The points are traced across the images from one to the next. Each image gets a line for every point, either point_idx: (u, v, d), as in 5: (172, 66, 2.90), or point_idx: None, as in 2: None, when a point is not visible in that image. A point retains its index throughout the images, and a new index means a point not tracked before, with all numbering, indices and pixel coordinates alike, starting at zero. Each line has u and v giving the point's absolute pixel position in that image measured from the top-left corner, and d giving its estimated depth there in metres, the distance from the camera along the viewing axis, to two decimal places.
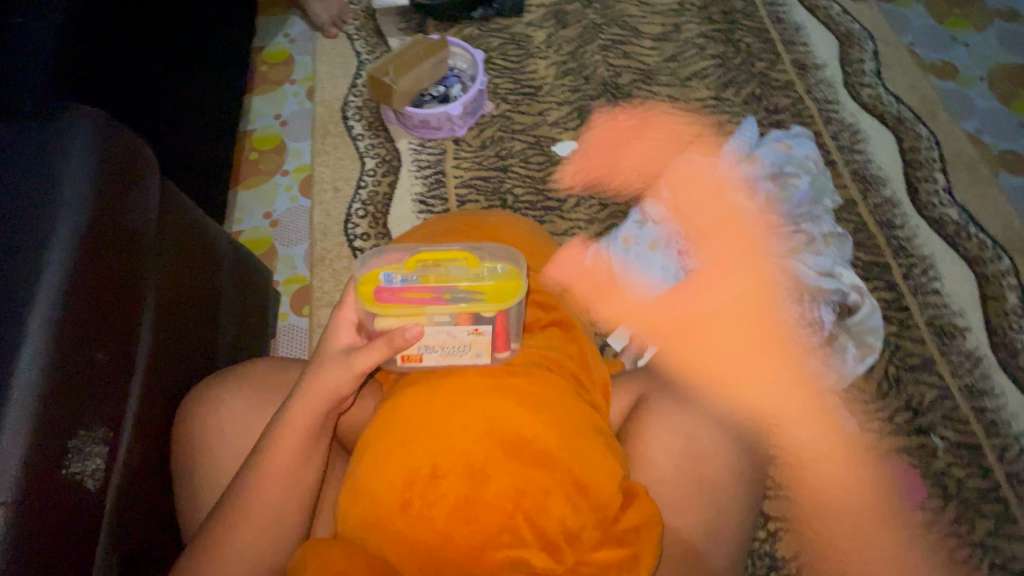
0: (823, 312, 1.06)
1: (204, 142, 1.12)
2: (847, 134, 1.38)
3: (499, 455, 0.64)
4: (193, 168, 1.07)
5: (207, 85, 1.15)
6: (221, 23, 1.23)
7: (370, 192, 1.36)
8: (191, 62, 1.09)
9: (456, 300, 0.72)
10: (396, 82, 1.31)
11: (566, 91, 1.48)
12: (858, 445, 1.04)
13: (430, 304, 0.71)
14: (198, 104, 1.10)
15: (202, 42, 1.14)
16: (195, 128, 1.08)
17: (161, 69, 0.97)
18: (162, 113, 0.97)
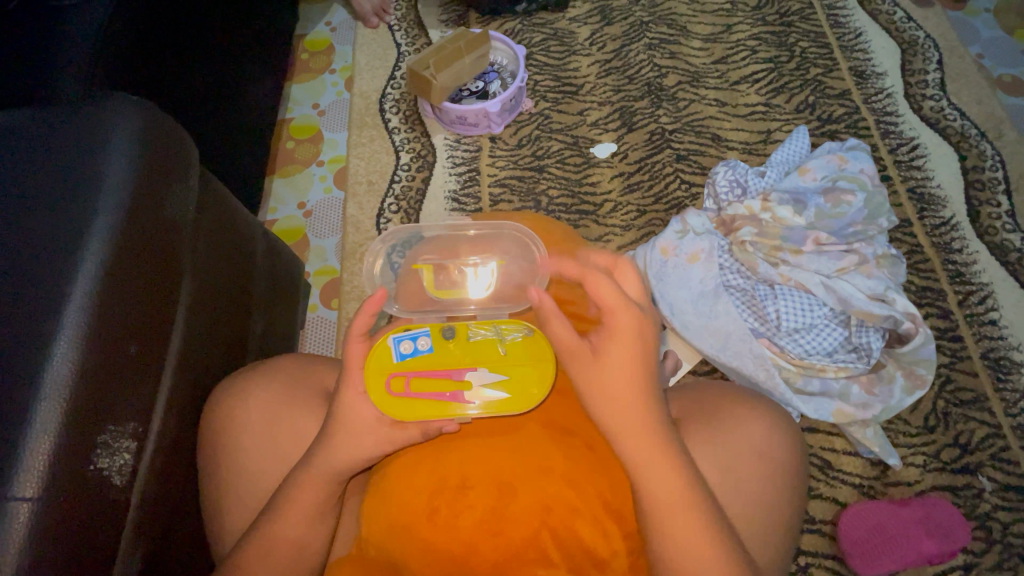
0: (872, 339, 1.00)
1: (244, 132, 1.11)
2: (905, 149, 1.30)
3: (528, 469, 0.67)
4: (232, 159, 1.07)
5: (249, 76, 1.14)
6: (265, 13, 1.22)
7: (404, 186, 1.35)
8: (233, 51, 1.08)
9: (477, 390, 0.66)
10: (436, 77, 1.27)
11: (608, 91, 1.43)
12: (892, 480, 1.02)
13: (449, 395, 0.66)
14: (239, 95, 1.10)
15: (246, 31, 1.13)
16: (235, 119, 1.08)
17: (204, 59, 0.97)
18: (204, 103, 0.96)
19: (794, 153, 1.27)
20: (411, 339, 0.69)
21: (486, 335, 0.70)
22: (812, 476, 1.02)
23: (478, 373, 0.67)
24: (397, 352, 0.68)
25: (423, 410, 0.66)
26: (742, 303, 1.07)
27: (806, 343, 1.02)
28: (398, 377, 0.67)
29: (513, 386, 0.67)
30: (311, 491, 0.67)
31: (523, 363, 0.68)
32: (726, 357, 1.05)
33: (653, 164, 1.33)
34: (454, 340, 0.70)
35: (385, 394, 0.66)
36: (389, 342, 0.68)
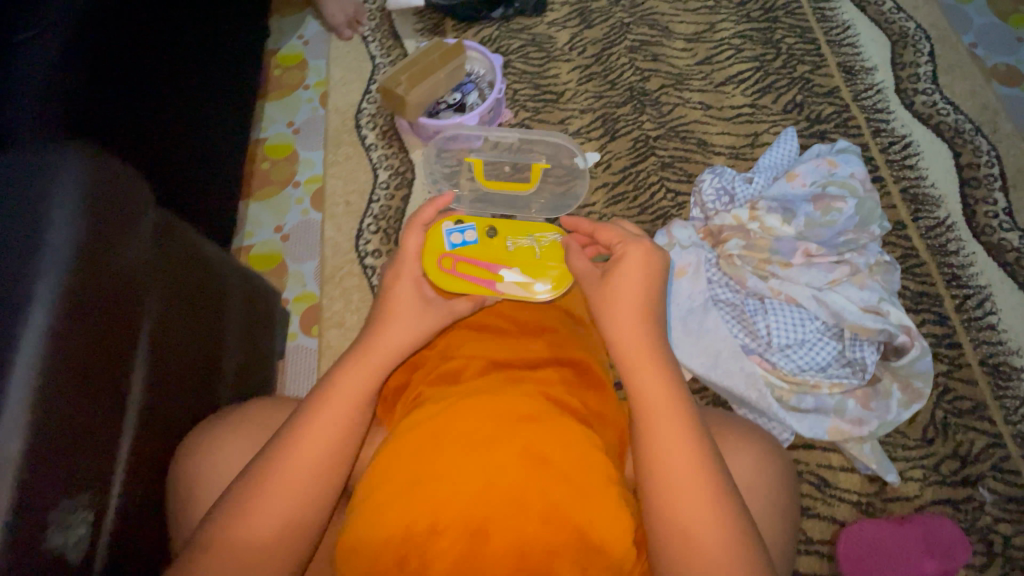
0: (866, 353, 0.97)
1: (209, 159, 1.07)
2: (898, 147, 1.26)
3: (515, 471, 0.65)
4: (198, 189, 1.03)
5: (213, 99, 1.10)
6: (228, 30, 1.17)
7: (383, 206, 1.31)
8: (195, 74, 1.03)
9: (509, 279, 0.90)
10: (409, 93, 1.23)
11: (590, 98, 1.40)
12: (892, 496, 0.99)
13: (487, 283, 0.89)
14: (203, 120, 1.05)
15: (207, 51, 1.08)
16: (199, 146, 1.04)
17: (166, 88, 0.93)
18: (166, 135, 0.92)
19: (783, 157, 1.23)
20: (460, 232, 0.93)
21: (522, 244, 0.94)
22: (809, 494, 1.00)
23: (511, 270, 0.90)
24: (449, 240, 0.92)
25: (466, 286, 0.88)
26: (731, 319, 1.04)
27: (799, 359, 0.99)
28: (448, 258, 0.90)
29: (537, 280, 0.90)
30: (309, 447, 0.68)
31: (546, 261, 0.92)
32: (718, 377, 1.00)
33: (638, 173, 1.29)
34: (494, 242, 0.95)
35: (437, 269, 0.88)
36: (443, 231, 0.92)
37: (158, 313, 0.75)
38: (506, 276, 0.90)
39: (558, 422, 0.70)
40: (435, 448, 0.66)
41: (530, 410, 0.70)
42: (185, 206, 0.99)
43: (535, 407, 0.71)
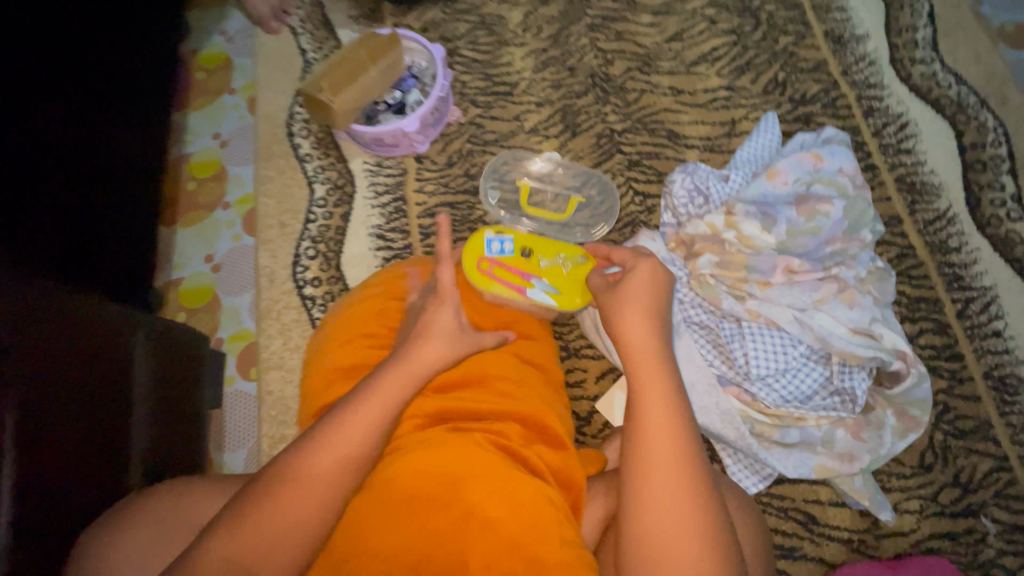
0: (856, 381, 0.87)
1: (119, 194, 0.94)
2: (893, 129, 1.12)
3: (493, 488, 0.64)
4: (103, 231, 0.90)
5: (121, 123, 0.95)
6: (135, 38, 1.01)
7: (320, 226, 1.17)
8: (93, 97, 0.88)
9: (538, 290, 0.91)
10: (335, 100, 1.08)
11: (547, 88, 1.24)
12: (885, 532, 0.90)
13: (515, 292, 0.90)
14: (108, 150, 0.91)
15: (109, 67, 0.93)
16: (105, 181, 0.90)
17: (52, 108, 0.80)
18: (55, 178, 0.79)
19: (762, 148, 1.10)
20: (500, 241, 0.92)
21: (553, 262, 0.93)
22: (795, 534, 0.90)
23: (541, 280, 0.91)
24: (488, 246, 0.92)
25: (499, 290, 0.91)
26: (705, 344, 0.92)
27: (782, 390, 0.88)
28: (486, 262, 0.91)
29: (563, 296, 0.91)
30: (273, 507, 0.60)
31: (569, 279, 0.92)
32: (691, 414, 0.89)
33: (602, 174, 1.16)
34: (530, 254, 0.93)
35: (476, 272, 0.91)
36: (484, 238, 0.92)
37: (36, 409, 0.64)
38: (536, 286, 0.91)
39: (521, 482, 0.65)
40: (413, 469, 0.65)
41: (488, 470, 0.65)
42: (89, 256, 0.86)
43: (497, 467, 0.66)
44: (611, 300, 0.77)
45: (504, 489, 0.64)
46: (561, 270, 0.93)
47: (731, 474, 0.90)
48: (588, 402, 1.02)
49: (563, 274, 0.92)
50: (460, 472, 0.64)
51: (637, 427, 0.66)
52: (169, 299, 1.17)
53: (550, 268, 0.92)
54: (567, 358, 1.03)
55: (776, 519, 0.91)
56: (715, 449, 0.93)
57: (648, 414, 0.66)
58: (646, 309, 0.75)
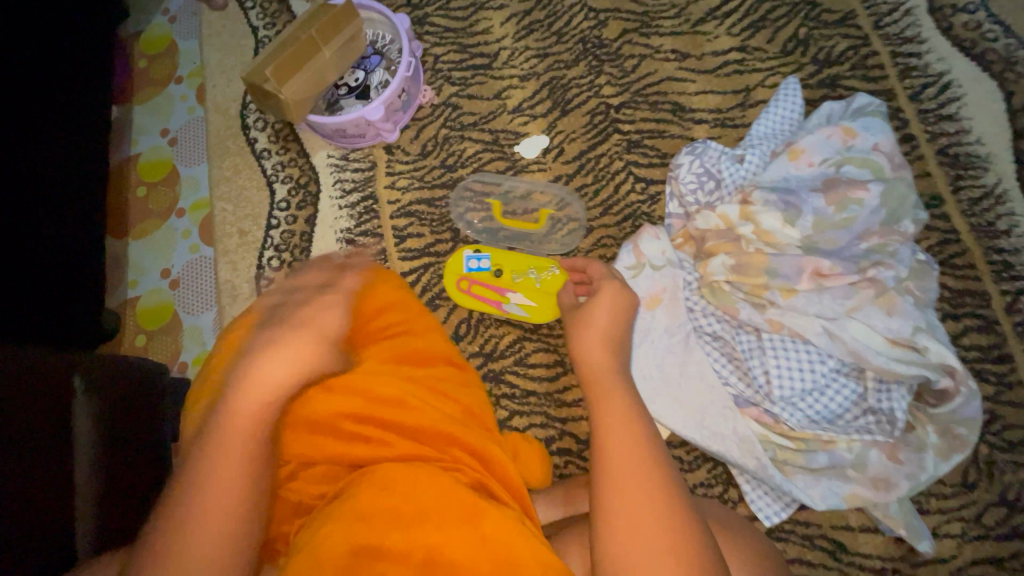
0: (895, 402, 0.75)
1: (55, 210, 0.80)
2: (933, 90, 0.96)
3: (432, 531, 0.58)
4: (40, 256, 0.77)
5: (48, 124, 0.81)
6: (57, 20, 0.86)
7: (284, 232, 1.05)
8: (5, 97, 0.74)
9: (513, 307, 0.95)
10: (283, 89, 0.93)
11: (532, 58, 1.08)
12: (924, 560, 0.80)
13: (494, 309, 0.95)
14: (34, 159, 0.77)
15: (26, 57, 0.77)
16: (33, 197, 0.77)
17: None
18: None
19: (782, 121, 0.95)
20: (478, 258, 0.97)
21: (526, 277, 0.96)
22: (822, 564, 0.81)
23: (516, 297, 0.95)
24: (466, 263, 0.97)
25: (478, 306, 0.96)
26: (720, 358, 0.81)
27: (808, 409, 0.77)
28: (465, 280, 0.97)
29: (537, 313, 0.94)
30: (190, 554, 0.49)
31: (544, 296, 0.95)
32: (705, 440, 0.79)
33: (598, 158, 1.01)
34: (504, 273, 0.97)
35: (456, 290, 0.97)
36: (462, 255, 0.98)
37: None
38: (510, 304, 0.95)
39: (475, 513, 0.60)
40: (351, 516, 0.59)
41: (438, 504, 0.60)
42: (19, 292, 0.73)
43: (447, 501, 0.61)
44: (573, 323, 0.75)
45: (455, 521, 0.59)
46: (534, 288, 0.95)
47: (749, 501, 0.82)
48: (587, 422, 0.92)
49: (537, 291, 0.95)
50: (408, 509, 0.60)
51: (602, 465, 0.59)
52: (124, 321, 1.06)
53: (523, 286, 0.96)
54: (565, 372, 0.94)
55: (800, 549, 0.82)
56: (732, 473, 0.84)
57: (614, 444, 0.60)
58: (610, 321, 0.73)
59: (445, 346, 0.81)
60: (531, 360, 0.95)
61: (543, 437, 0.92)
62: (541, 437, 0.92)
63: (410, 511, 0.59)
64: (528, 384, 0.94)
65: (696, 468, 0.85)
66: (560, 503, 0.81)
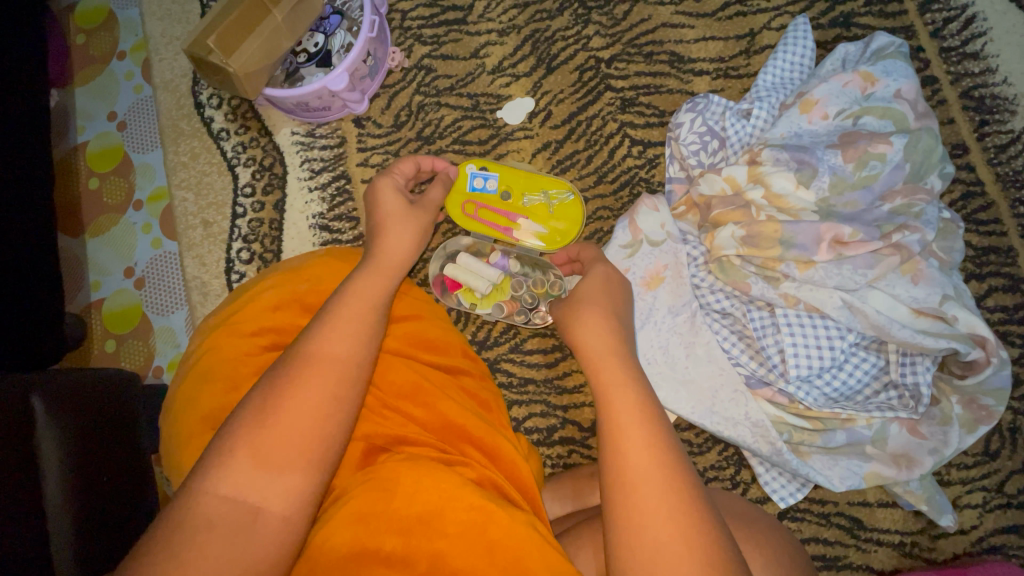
0: (920, 376, 0.70)
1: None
2: (956, 24, 0.87)
3: (445, 530, 0.54)
4: None
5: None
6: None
7: (252, 221, 0.97)
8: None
9: (523, 232, 0.88)
10: (230, 61, 0.83)
11: (510, 8, 0.96)
12: (946, 532, 0.77)
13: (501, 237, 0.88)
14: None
15: None
16: None
17: None
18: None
19: (791, 68, 0.86)
20: (484, 177, 0.89)
21: (538, 199, 0.88)
22: (839, 542, 0.78)
23: (527, 221, 0.88)
24: (471, 184, 0.89)
25: (483, 232, 0.88)
26: (729, 336, 0.76)
27: (825, 387, 0.73)
28: (470, 203, 0.89)
29: (550, 240, 0.87)
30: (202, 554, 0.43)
31: (556, 219, 0.88)
32: (716, 426, 0.74)
33: (589, 121, 0.92)
34: (511, 197, 0.89)
35: (461, 215, 0.88)
36: (468, 173, 0.89)
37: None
38: (520, 229, 0.88)
39: (482, 508, 0.55)
40: (354, 518, 0.54)
41: (439, 501, 0.55)
42: None
43: (449, 496, 0.55)
44: (567, 307, 0.68)
45: (459, 517, 0.54)
46: (545, 210, 0.88)
47: (764, 483, 0.78)
48: (589, 409, 0.87)
49: (550, 212, 0.88)
50: (407, 509, 0.55)
51: (615, 455, 0.52)
52: (92, 326, 0.99)
53: (534, 207, 0.88)
54: (564, 357, 0.88)
55: (816, 528, 0.79)
56: (744, 454, 0.80)
57: (625, 442, 0.52)
58: (611, 294, 0.68)
59: (456, 336, 0.77)
60: (527, 346, 0.89)
61: (544, 427, 0.87)
62: (542, 426, 0.87)
63: (412, 513, 0.55)
64: (525, 371, 0.88)
65: (706, 451, 0.80)
66: (568, 496, 0.78)
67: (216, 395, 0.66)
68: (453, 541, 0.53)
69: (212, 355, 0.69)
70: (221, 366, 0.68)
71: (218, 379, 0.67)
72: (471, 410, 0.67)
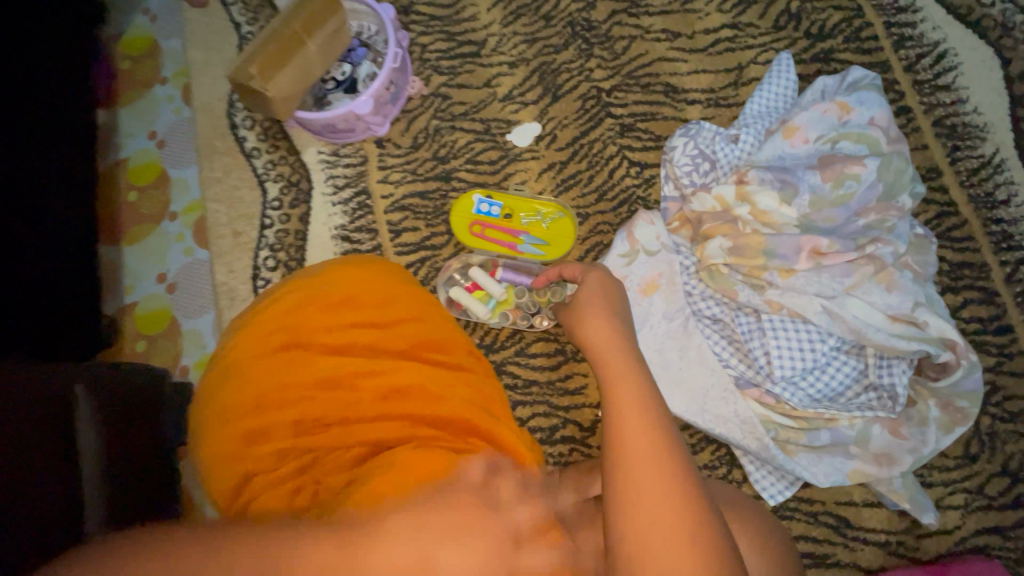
0: (896, 377, 0.76)
1: (42, 212, 0.77)
2: (927, 60, 0.95)
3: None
4: (43, 263, 0.77)
5: (34, 121, 0.78)
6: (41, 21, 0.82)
7: (278, 231, 1.04)
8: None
9: (525, 247, 0.97)
10: (268, 86, 0.92)
11: (521, 43, 1.06)
12: (928, 531, 0.81)
13: (505, 253, 0.97)
14: (18, 159, 0.74)
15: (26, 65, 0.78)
16: (41, 203, 0.77)
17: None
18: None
19: (776, 98, 0.94)
20: (487, 202, 0.98)
21: (535, 218, 0.97)
22: (827, 541, 0.82)
23: (528, 237, 0.97)
24: (476, 208, 0.98)
25: (490, 249, 0.97)
26: (720, 340, 0.81)
27: (809, 388, 0.78)
28: (477, 224, 0.98)
29: (550, 252, 0.96)
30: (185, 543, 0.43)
31: (553, 234, 0.97)
32: (708, 423, 0.79)
33: (591, 143, 1.00)
34: (512, 217, 0.98)
35: (469, 235, 0.98)
36: (472, 199, 0.99)
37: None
38: (522, 245, 0.97)
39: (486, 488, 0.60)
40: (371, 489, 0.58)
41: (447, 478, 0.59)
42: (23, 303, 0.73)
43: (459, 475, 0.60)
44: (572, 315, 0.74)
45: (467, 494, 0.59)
46: (543, 227, 0.97)
47: (755, 482, 0.82)
48: (590, 410, 0.93)
49: (547, 229, 0.97)
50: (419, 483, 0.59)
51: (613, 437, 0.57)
52: (123, 327, 1.06)
53: (533, 225, 0.97)
54: (566, 361, 0.94)
55: (805, 526, 0.82)
56: (735, 454, 0.85)
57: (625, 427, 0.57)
58: (609, 301, 0.74)
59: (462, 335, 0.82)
60: (532, 350, 0.95)
61: (547, 426, 0.92)
62: (545, 425, 0.92)
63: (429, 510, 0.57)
64: (529, 373, 0.94)
65: (700, 451, 0.85)
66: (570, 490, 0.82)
67: (235, 390, 0.72)
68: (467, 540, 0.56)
69: (236, 353, 0.75)
70: (246, 361, 0.73)
71: (238, 375, 0.72)
72: (474, 403, 0.72)
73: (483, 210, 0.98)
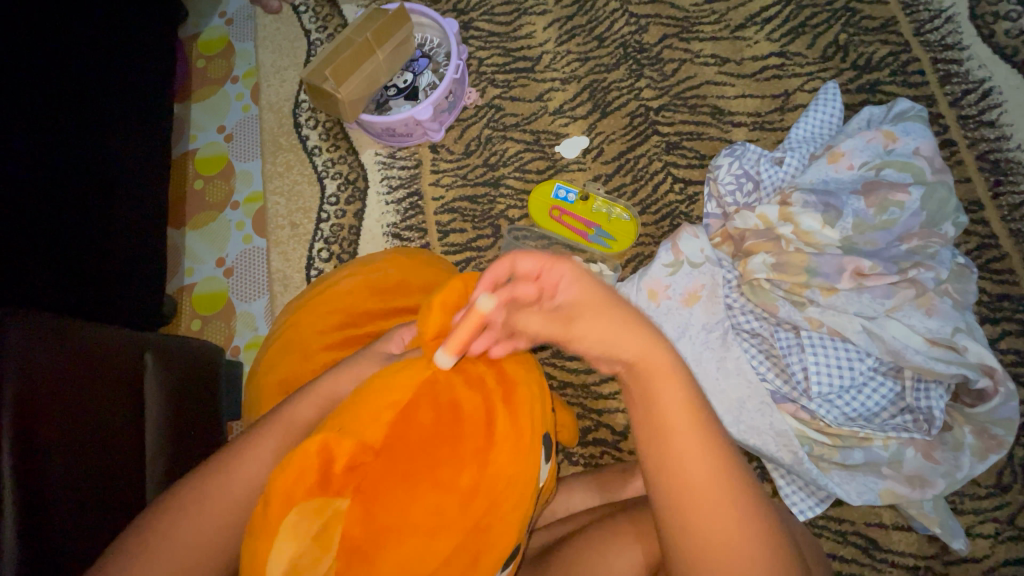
0: (934, 401, 0.77)
1: (128, 198, 0.84)
2: (972, 96, 0.97)
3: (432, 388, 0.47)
4: (127, 243, 0.83)
5: (125, 116, 0.85)
6: (133, 26, 0.90)
7: (334, 225, 1.10)
8: (79, 93, 0.77)
9: (595, 238, 1.01)
10: (340, 89, 0.98)
11: (573, 61, 1.11)
12: (958, 558, 0.81)
13: (577, 240, 1.02)
14: (106, 149, 0.81)
15: (117, 63, 0.85)
16: (127, 187, 0.84)
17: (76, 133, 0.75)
18: (55, 190, 0.71)
19: (821, 125, 0.96)
20: (567, 190, 1.03)
21: (605, 211, 1.02)
22: (855, 561, 0.83)
23: (599, 229, 1.01)
24: (555, 193, 1.04)
25: (562, 234, 1.03)
26: (757, 355, 0.84)
27: (844, 406, 0.80)
28: (554, 209, 1.03)
29: (617, 245, 1.00)
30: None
31: (620, 229, 1.01)
32: (742, 434, 0.81)
33: (637, 159, 1.04)
34: (585, 207, 1.03)
35: (546, 217, 1.04)
36: (553, 184, 1.04)
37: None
38: (593, 235, 1.01)
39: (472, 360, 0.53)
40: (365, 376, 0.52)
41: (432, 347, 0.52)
42: (107, 277, 0.79)
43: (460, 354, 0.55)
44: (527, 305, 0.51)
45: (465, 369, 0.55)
46: (613, 220, 1.02)
47: (785, 496, 0.83)
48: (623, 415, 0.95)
49: (615, 224, 1.01)
50: None
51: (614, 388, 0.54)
52: (182, 306, 1.12)
53: (603, 219, 1.02)
54: None
55: (833, 544, 0.83)
56: (766, 468, 0.87)
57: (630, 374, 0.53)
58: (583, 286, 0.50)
59: None
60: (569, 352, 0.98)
61: (581, 428, 0.95)
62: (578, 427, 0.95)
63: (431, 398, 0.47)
64: (566, 375, 0.97)
65: None
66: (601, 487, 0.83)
67: (293, 362, 0.76)
68: (454, 465, 0.44)
69: (293, 330, 0.80)
70: (303, 338, 0.78)
71: (292, 350, 0.77)
72: None
73: (556, 203, 1.03)
